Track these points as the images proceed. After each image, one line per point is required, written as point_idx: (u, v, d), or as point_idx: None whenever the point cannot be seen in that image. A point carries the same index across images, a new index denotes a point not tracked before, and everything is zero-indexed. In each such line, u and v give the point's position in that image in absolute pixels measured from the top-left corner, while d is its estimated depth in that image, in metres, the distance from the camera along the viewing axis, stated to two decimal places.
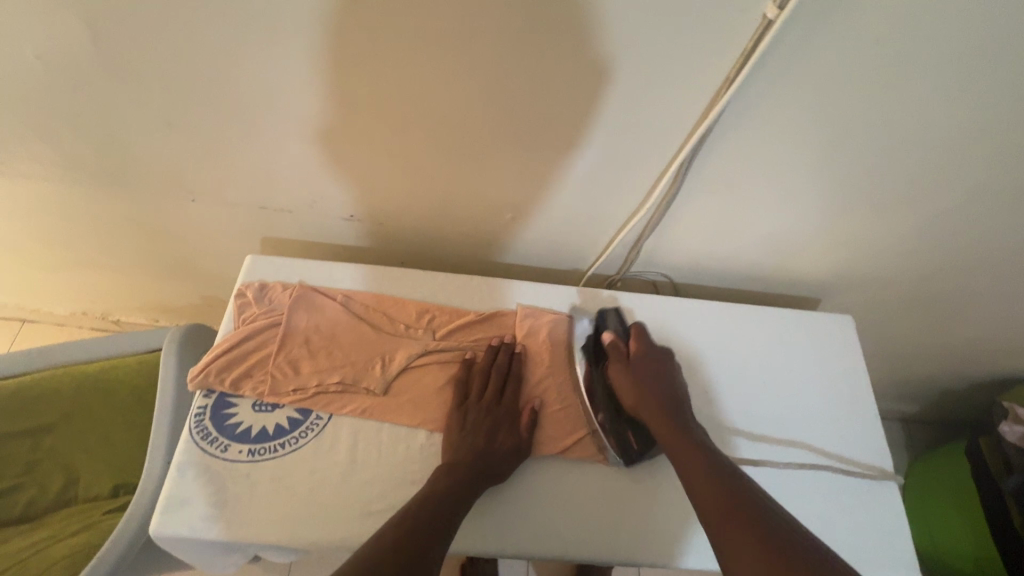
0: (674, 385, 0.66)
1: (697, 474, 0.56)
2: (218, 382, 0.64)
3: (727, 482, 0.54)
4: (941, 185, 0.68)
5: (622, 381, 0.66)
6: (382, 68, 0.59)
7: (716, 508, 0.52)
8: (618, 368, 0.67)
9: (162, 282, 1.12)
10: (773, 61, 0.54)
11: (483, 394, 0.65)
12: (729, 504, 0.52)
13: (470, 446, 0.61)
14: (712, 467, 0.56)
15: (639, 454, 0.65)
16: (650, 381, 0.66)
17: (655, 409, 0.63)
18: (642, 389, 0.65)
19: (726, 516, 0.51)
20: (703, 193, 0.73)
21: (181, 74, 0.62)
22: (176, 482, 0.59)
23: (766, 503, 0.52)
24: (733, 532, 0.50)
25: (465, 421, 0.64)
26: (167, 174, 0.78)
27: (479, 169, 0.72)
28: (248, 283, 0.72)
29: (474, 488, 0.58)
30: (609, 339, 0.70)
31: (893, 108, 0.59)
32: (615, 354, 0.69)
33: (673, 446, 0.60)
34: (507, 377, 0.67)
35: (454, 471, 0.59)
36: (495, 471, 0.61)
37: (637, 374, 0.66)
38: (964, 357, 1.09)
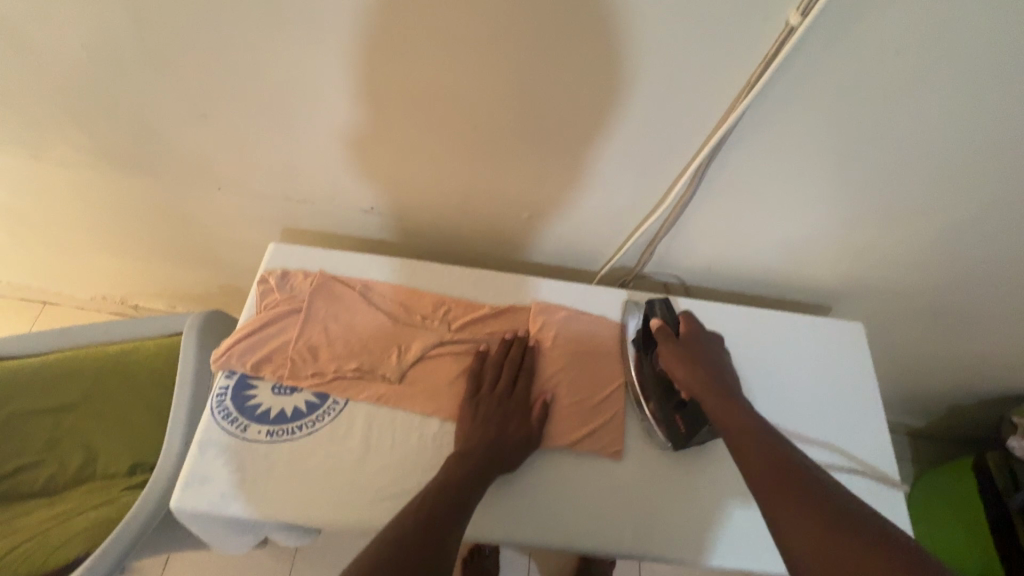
0: (725, 364, 0.65)
1: (754, 453, 0.53)
2: (240, 364, 0.66)
3: (787, 464, 0.51)
4: (957, 197, 0.69)
5: (671, 359, 0.65)
6: (411, 65, 0.60)
7: (773, 487, 0.50)
8: (670, 347, 0.66)
9: (182, 270, 1.14)
10: (793, 69, 0.56)
11: (496, 386, 0.66)
12: (788, 483, 0.49)
13: (481, 435, 0.62)
14: (769, 446, 0.54)
15: (687, 437, 0.66)
16: (702, 361, 0.64)
17: (706, 390, 0.61)
18: (695, 368, 0.63)
19: (786, 495, 0.48)
20: (718, 197, 0.74)
21: (216, 67, 0.64)
22: (198, 459, 0.61)
23: (830, 487, 0.49)
24: (792, 513, 0.47)
25: (478, 411, 0.65)
26: (194, 163, 0.81)
27: (500, 167, 0.73)
28: (271, 270, 0.74)
29: (485, 478, 0.60)
30: (657, 325, 0.68)
31: (910, 119, 0.60)
32: (662, 335, 0.67)
33: (728, 425, 0.58)
34: (520, 370, 0.68)
35: (466, 460, 0.60)
36: (506, 462, 0.62)
37: (687, 353, 0.64)
38: (973, 372, 1.09)
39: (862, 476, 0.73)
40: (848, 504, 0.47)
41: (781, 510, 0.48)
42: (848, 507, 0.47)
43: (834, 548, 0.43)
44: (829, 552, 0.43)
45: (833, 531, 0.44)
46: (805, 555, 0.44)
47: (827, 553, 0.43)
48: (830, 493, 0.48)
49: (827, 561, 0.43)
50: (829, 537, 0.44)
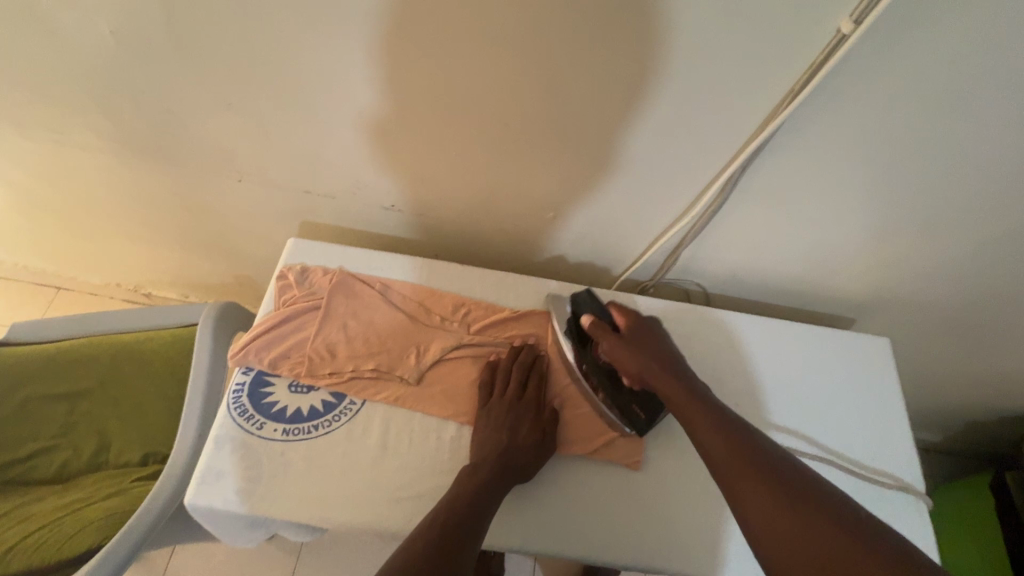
0: (669, 348, 0.64)
1: (702, 425, 0.53)
2: (257, 360, 0.66)
3: (737, 433, 0.51)
4: (1000, 212, 0.66)
5: (618, 352, 0.63)
6: (443, 62, 0.59)
7: (724, 459, 0.49)
8: (611, 341, 0.64)
9: (198, 259, 1.14)
10: (838, 77, 0.54)
11: (509, 394, 0.65)
12: (737, 451, 0.49)
13: (495, 445, 0.61)
14: (718, 418, 0.53)
15: (646, 422, 0.65)
16: (645, 348, 0.62)
17: (656, 373, 0.60)
18: (641, 356, 0.61)
19: (737, 463, 0.48)
20: (747, 205, 0.72)
21: (245, 58, 0.63)
22: (214, 456, 0.61)
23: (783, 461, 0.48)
24: (746, 482, 0.47)
25: (490, 421, 0.63)
26: (216, 153, 0.80)
27: (525, 168, 0.72)
28: (290, 265, 0.73)
29: (501, 489, 0.58)
30: (589, 321, 0.66)
31: (954, 134, 0.58)
32: (601, 330, 0.65)
33: (675, 401, 0.57)
34: (533, 378, 0.67)
35: (480, 471, 0.59)
36: (522, 471, 0.61)
37: (630, 344, 0.63)
38: (996, 389, 1.06)
39: (890, 491, 0.71)
40: (794, 466, 0.48)
41: (733, 479, 0.48)
42: (794, 470, 0.47)
43: (786, 513, 0.44)
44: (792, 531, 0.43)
45: (786, 499, 0.44)
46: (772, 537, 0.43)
47: (781, 516, 0.44)
48: (777, 457, 0.49)
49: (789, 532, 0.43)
50: (782, 503, 0.44)
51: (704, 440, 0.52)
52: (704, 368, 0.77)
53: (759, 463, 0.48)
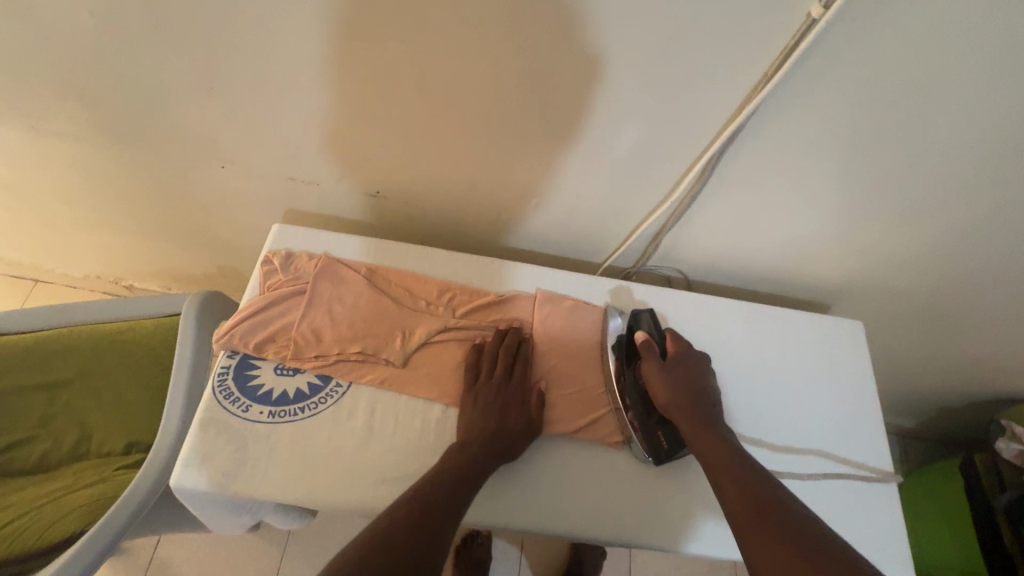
0: (707, 385, 0.65)
1: (726, 477, 0.56)
2: (242, 345, 0.66)
3: (759, 488, 0.54)
4: (966, 197, 0.69)
5: (654, 378, 0.64)
6: (426, 45, 0.60)
7: (742, 511, 0.53)
8: (652, 366, 0.65)
9: (180, 250, 1.13)
10: (810, 63, 0.56)
11: (496, 378, 0.66)
12: (756, 506, 0.52)
13: (482, 428, 0.62)
14: (741, 469, 0.56)
15: (666, 454, 0.65)
16: (682, 382, 0.64)
17: (684, 409, 0.62)
18: (676, 390, 0.63)
19: (754, 516, 0.52)
20: (726, 191, 0.74)
21: (226, 41, 0.63)
22: (198, 438, 0.61)
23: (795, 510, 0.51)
24: (761, 534, 0.50)
25: (479, 404, 0.64)
26: (198, 140, 0.79)
27: (510, 152, 0.73)
28: (274, 250, 0.73)
29: (484, 470, 0.60)
30: (640, 339, 0.68)
31: (918, 120, 0.60)
32: (648, 352, 0.66)
33: (700, 448, 0.60)
34: (520, 362, 0.69)
35: (465, 454, 0.60)
36: (507, 453, 0.62)
37: (669, 375, 0.64)
38: (962, 374, 1.10)
39: (858, 470, 0.74)
40: (813, 523, 0.50)
41: (749, 530, 0.51)
42: (812, 526, 0.50)
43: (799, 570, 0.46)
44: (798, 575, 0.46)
45: (795, 549, 0.47)
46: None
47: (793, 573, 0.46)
48: (795, 511, 0.51)
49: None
50: (792, 556, 0.47)
51: (725, 490, 0.55)
52: None
53: (775, 516, 0.51)
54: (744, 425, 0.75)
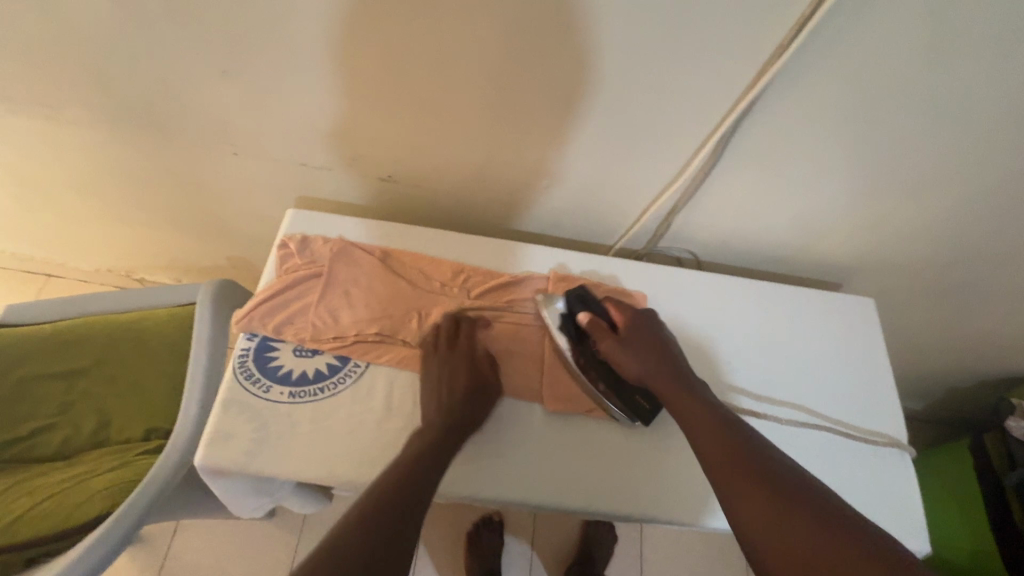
0: (667, 344, 0.66)
1: (702, 429, 0.56)
2: (261, 326, 0.67)
3: (735, 438, 0.54)
4: (981, 170, 0.69)
5: (618, 353, 0.64)
6: (438, 23, 0.60)
7: (720, 461, 0.52)
8: (610, 343, 0.65)
9: (191, 240, 1.14)
10: (824, 34, 0.55)
11: (440, 351, 0.67)
12: (732, 454, 0.52)
13: (437, 401, 0.63)
14: (720, 422, 0.56)
15: (650, 412, 0.66)
16: (644, 346, 0.65)
17: (658, 370, 0.62)
18: (642, 360, 0.64)
19: (731, 466, 0.51)
20: (738, 169, 0.74)
21: (239, 23, 0.63)
22: (221, 418, 0.62)
23: (771, 457, 0.52)
24: (740, 484, 0.50)
25: (429, 379, 0.65)
26: (211, 126, 0.80)
27: (521, 133, 0.73)
28: (290, 234, 0.74)
29: (456, 437, 0.61)
30: (586, 319, 0.67)
31: (933, 92, 0.60)
32: (599, 331, 0.66)
33: (676, 405, 0.60)
34: (464, 326, 0.69)
35: (427, 428, 0.61)
36: (473, 422, 0.63)
37: (630, 347, 0.64)
38: (973, 353, 1.10)
39: (873, 445, 0.74)
40: (789, 469, 0.51)
41: (725, 476, 0.51)
42: (789, 472, 0.50)
43: (780, 515, 0.46)
44: (779, 520, 0.46)
45: (775, 497, 0.48)
46: (755, 524, 0.47)
47: (774, 519, 0.46)
48: (769, 458, 0.52)
49: (772, 522, 0.46)
50: (771, 501, 0.47)
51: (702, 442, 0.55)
52: (696, 330, 0.79)
53: (752, 465, 0.51)
54: (757, 400, 0.75)
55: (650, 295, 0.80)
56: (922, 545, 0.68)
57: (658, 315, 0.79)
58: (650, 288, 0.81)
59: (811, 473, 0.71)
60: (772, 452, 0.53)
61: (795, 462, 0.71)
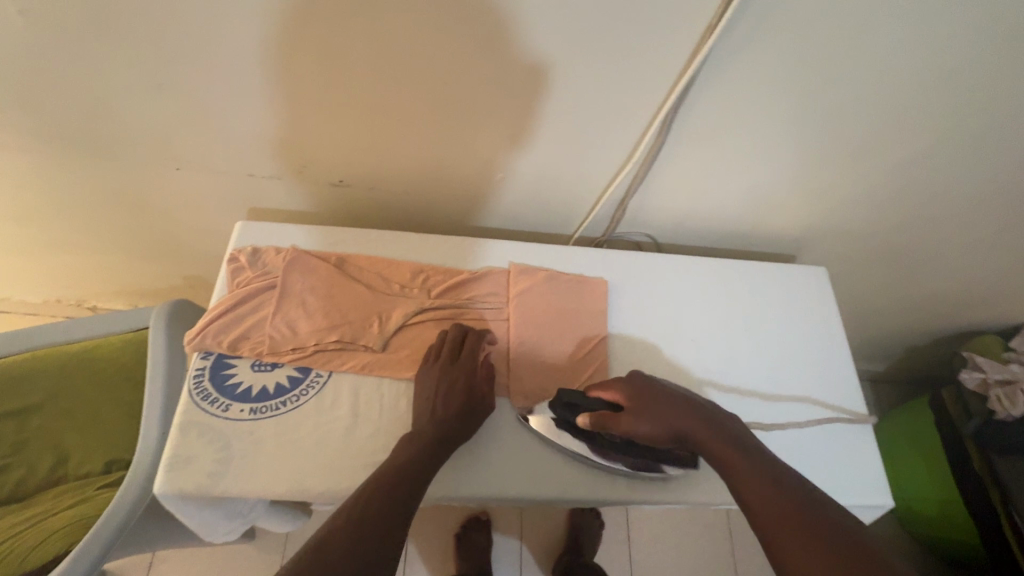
0: (677, 395, 0.59)
1: (743, 476, 0.50)
2: (215, 344, 0.64)
3: (784, 487, 0.48)
4: (912, 134, 0.72)
5: (636, 432, 0.59)
6: (371, 25, 0.59)
7: (771, 523, 0.45)
8: (624, 429, 0.59)
9: (143, 263, 1.10)
10: (752, 12, 0.57)
11: (440, 359, 0.65)
12: (785, 515, 0.45)
13: (430, 413, 0.61)
14: (762, 476, 0.49)
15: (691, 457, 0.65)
16: (651, 403, 0.59)
17: (683, 432, 0.56)
18: (662, 427, 0.57)
19: (779, 514, 0.46)
20: (686, 149, 0.75)
21: (165, 33, 0.61)
22: (180, 442, 0.60)
23: (828, 511, 0.45)
24: (794, 548, 0.43)
25: (424, 389, 0.63)
26: (149, 142, 0.77)
27: (469, 126, 0.72)
28: (240, 247, 0.72)
29: (443, 453, 0.59)
30: (588, 420, 0.62)
31: (859, 60, 0.62)
32: (605, 423, 0.60)
33: (711, 454, 0.54)
34: (470, 340, 0.66)
35: (418, 440, 0.58)
36: (462, 437, 0.61)
37: (643, 422, 0.58)
38: (924, 311, 1.15)
39: (835, 408, 0.77)
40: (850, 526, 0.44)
41: (779, 541, 0.44)
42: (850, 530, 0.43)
43: None
44: None
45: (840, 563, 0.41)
46: None
47: None
48: (824, 513, 0.45)
49: None
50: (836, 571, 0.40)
51: (748, 500, 0.48)
52: (661, 312, 0.80)
53: (806, 522, 0.44)
54: (723, 374, 0.77)
55: (612, 283, 0.81)
56: (885, 499, 0.71)
57: (622, 300, 0.80)
58: (612, 273, 0.81)
59: (777, 439, 0.73)
60: (827, 499, 0.47)
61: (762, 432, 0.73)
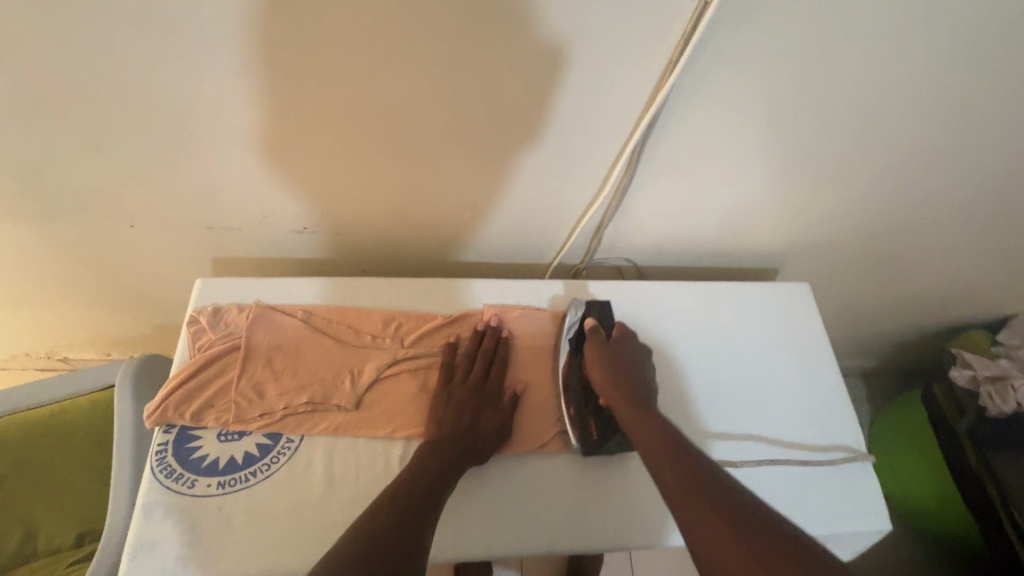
0: (645, 370, 0.67)
1: (665, 458, 0.54)
2: (177, 417, 0.61)
3: (694, 465, 0.53)
4: (880, 148, 0.71)
5: (600, 358, 0.67)
6: (323, 76, 0.57)
7: (680, 487, 0.51)
8: (597, 348, 0.68)
9: (111, 314, 1.06)
10: (709, 46, 0.56)
11: (475, 375, 0.67)
12: (692, 485, 0.50)
13: (456, 425, 0.62)
14: (678, 450, 0.55)
15: (597, 444, 0.65)
16: (619, 369, 0.66)
17: (624, 387, 0.64)
18: (618, 371, 0.65)
19: (691, 493, 0.50)
20: (656, 177, 0.74)
21: (107, 92, 0.58)
22: (145, 525, 0.56)
23: (730, 488, 0.50)
24: (696, 511, 0.48)
25: (451, 399, 0.65)
26: (102, 198, 0.74)
27: (435, 165, 0.70)
28: (200, 308, 0.69)
29: (459, 470, 0.59)
30: (587, 324, 0.71)
31: (820, 83, 0.61)
32: (594, 335, 0.70)
33: (640, 437, 0.58)
34: (494, 371, 0.68)
35: (438, 454, 0.59)
36: (479, 458, 0.62)
37: (612, 359, 0.66)
38: (909, 312, 1.15)
39: (825, 430, 0.75)
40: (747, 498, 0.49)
41: (684, 506, 0.49)
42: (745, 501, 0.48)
43: (730, 544, 0.44)
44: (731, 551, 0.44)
45: (730, 522, 0.46)
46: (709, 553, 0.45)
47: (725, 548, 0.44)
48: (727, 489, 0.50)
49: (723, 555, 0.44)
50: (726, 528, 0.46)
51: (662, 467, 0.54)
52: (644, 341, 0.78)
53: (708, 490, 0.49)
54: (711, 402, 0.75)
55: None
56: (880, 523, 0.69)
57: None
58: None
59: (769, 467, 0.71)
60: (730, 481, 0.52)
61: (752, 461, 0.72)
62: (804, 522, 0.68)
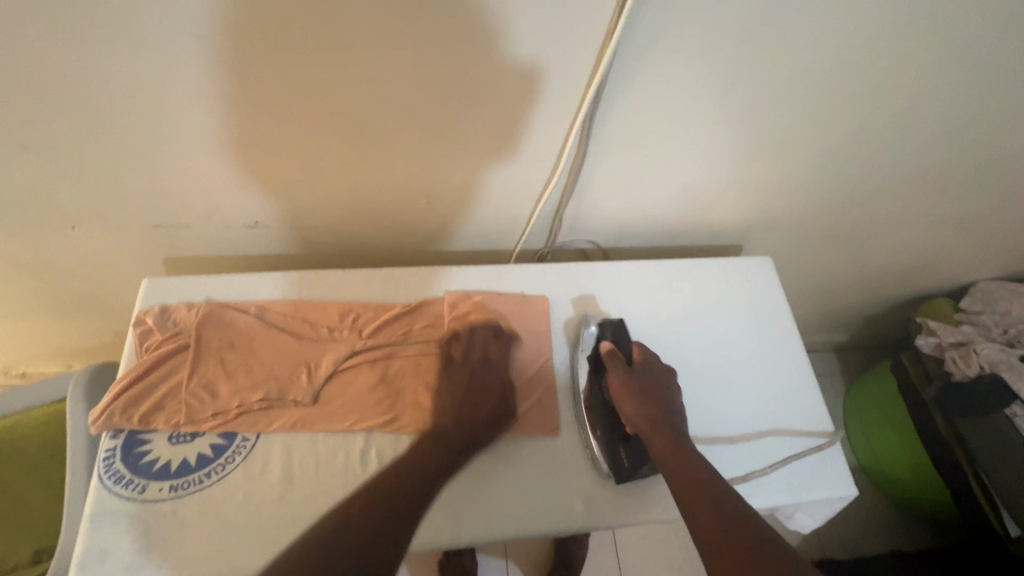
0: (673, 395, 0.65)
1: (697, 500, 0.53)
2: (125, 421, 0.59)
3: (730, 511, 0.51)
4: (829, 121, 0.71)
5: (625, 385, 0.64)
6: (252, 63, 0.55)
7: (718, 539, 0.49)
8: (620, 375, 0.65)
9: (65, 324, 1.02)
10: (646, 19, 0.55)
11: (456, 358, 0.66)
12: (731, 536, 0.49)
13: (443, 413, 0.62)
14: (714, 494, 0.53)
15: (629, 471, 0.63)
16: (650, 398, 0.63)
17: (654, 418, 0.61)
18: (645, 400, 0.63)
19: (728, 546, 0.49)
20: (609, 157, 0.73)
21: (25, 90, 0.55)
22: (94, 534, 0.54)
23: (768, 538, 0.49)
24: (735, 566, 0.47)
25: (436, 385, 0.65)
26: (36, 203, 0.70)
27: (383, 153, 0.68)
28: (147, 309, 0.66)
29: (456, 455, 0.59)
30: (606, 348, 0.69)
31: (762, 56, 0.61)
32: (614, 361, 0.67)
33: (670, 470, 0.57)
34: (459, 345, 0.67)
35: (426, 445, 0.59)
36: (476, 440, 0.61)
37: (637, 386, 0.64)
38: (874, 284, 1.17)
39: (789, 401, 0.76)
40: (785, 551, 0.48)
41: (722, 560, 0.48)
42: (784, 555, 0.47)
43: None
44: None
45: None
46: None
47: None
48: (766, 540, 0.49)
49: None
50: None
51: (697, 514, 0.52)
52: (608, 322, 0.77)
53: (748, 545, 0.48)
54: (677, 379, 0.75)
55: (552, 298, 0.77)
56: (847, 489, 0.69)
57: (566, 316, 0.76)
58: (553, 289, 0.78)
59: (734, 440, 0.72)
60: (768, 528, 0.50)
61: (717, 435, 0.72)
62: (770, 492, 0.69)
